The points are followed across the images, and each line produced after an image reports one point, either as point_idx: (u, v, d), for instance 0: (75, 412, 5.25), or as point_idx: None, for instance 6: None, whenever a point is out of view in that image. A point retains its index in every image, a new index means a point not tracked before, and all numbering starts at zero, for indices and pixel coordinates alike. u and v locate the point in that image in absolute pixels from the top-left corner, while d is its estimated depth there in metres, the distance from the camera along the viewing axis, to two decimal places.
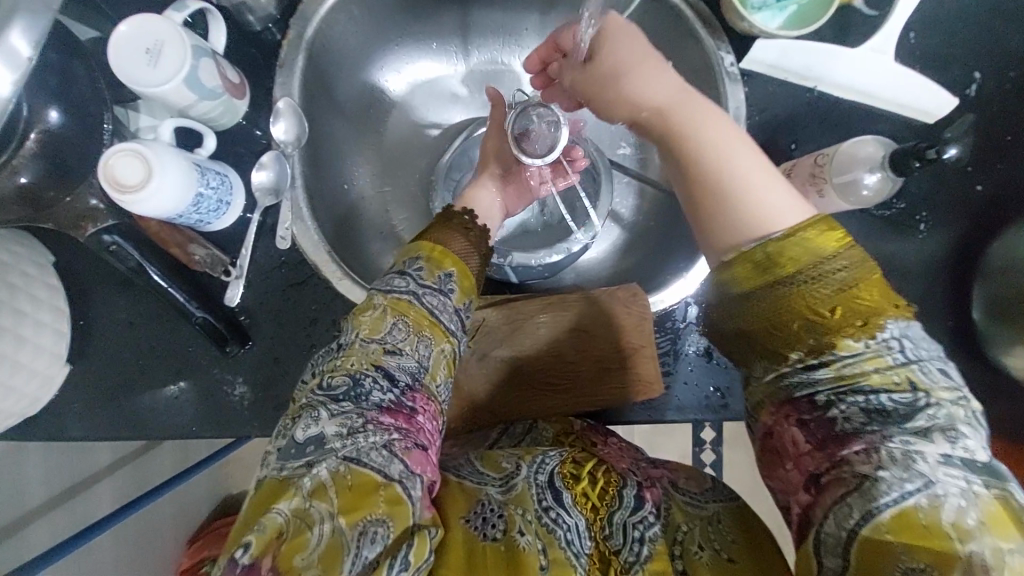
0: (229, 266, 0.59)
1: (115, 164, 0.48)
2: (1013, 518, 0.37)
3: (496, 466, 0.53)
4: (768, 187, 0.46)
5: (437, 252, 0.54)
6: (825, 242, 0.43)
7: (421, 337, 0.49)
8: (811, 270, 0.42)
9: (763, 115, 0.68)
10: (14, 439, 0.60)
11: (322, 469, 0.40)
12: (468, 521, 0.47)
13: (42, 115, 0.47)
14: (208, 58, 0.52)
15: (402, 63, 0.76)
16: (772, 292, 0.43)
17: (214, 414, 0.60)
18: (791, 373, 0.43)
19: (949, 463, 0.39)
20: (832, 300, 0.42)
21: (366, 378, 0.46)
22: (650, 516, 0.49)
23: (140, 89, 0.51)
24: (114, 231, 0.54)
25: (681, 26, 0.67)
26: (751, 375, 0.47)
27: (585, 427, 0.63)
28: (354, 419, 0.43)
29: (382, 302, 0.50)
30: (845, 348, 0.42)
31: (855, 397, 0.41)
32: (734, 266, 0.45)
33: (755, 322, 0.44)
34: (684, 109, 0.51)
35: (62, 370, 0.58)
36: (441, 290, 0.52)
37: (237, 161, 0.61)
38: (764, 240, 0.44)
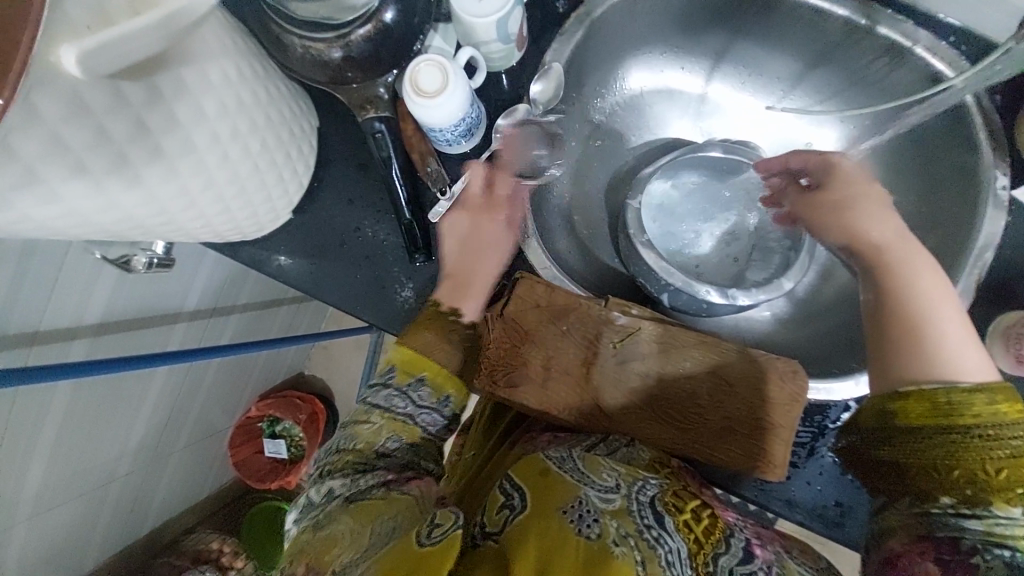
0: (445, 188, 0.65)
1: (420, 70, 0.54)
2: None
3: (599, 472, 0.51)
4: (958, 345, 0.45)
5: (441, 376, 0.60)
6: (1009, 410, 0.40)
7: (412, 443, 0.59)
8: (996, 428, 0.40)
9: (1017, 252, 0.62)
10: (224, 253, 0.70)
11: (337, 502, 0.52)
12: (567, 513, 0.45)
13: (382, 11, 0.54)
14: (519, 8, 0.58)
15: (657, 61, 0.78)
16: (940, 435, 0.41)
17: (380, 304, 0.67)
18: (940, 513, 0.41)
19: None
20: (1006, 461, 0.39)
21: (362, 463, 0.56)
22: (760, 573, 0.47)
23: (458, 15, 0.56)
24: (384, 122, 0.60)
25: (960, 130, 0.63)
26: (891, 504, 0.44)
27: (682, 470, 0.63)
28: (356, 477, 0.54)
29: (378, 419, 0.58)
30: (1003, 510, 0.39)
31: (1002, 551, 0.38)
32: (907, 398, 0.43)
33: (905, 459, 0.43)
34: (903, 257, 0.50)
35: (287, 216, 0.66)
36: (436, 409, 0.60)
37: (488, 102, 0.67)
38: (947, 386, 0.42)
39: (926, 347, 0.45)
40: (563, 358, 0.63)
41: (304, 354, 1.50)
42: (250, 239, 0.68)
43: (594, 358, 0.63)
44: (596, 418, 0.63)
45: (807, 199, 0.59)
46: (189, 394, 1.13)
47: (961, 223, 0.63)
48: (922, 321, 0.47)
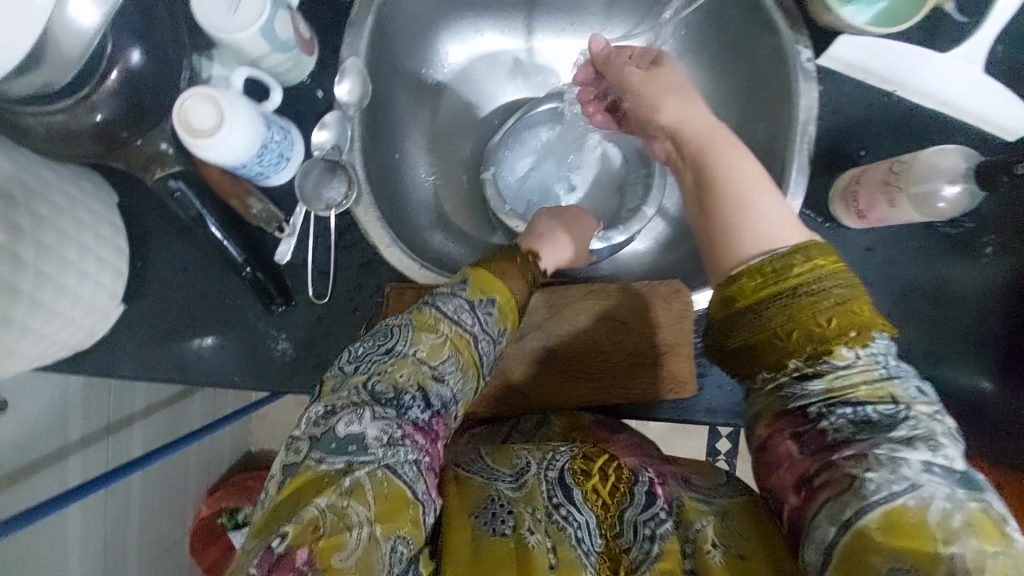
0: (282, 224, 0.60)
1: (189, 107, 0.49)
2: (996, 527, 0.34)
3: (507, 462, 0.52)
4: (767, 216, 0.45)
5: (510, 305, 0.54)
6: (825, 263, 0.42)
7: (466, 376, 0.49)
8: (813, 284, 0.42)
9: (835, 117, 0.66)
10: (66, 370, 0.63)
11: (361, 471, 0.41)
12: (478, 517, 0.46)
13: (125, 55, 0.49)
14: (285, 10, 0.52)
15: (468, 35, 0.74)
16: (775, 303, 0.42)
17: (256, 364, 0.62)
18: (789, 382, 0.42)
19: (930, 469, 0.36)
20: (828, 315, 0.41)
21: (407, 394, 0.46)
22: (661, 513, 0.46)
23: (218, 36, 0.50)
24: (179, 177, 0.55)
25: (759, 16, 0.64)
26: (751, 389, 0.45)
27: (593, 425, 0.63)
28: (393, 429, 0.44)
29: (448, 331, 0.49)
30: (839, 358, 0.40)
31: (845, 408, 0.39)
32: (739, 279, 0.44)
33: (749, 337, 0.43)
34: (716, 137, 0.50)
35: (117, 308, 0.60)
36: (495, 339, 0.52)
37: (300, 119, 0.62)
38: (769, 254, 0.43)
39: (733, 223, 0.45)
40: None
41: (241, 431, 1.41)
42: (89, 346, 0.62)
43: None
44: (512, 396, 0.65)
45: (636, 95, 0.57)
46: (120, 519, 1.02)
47: (785, 100, 0.65)
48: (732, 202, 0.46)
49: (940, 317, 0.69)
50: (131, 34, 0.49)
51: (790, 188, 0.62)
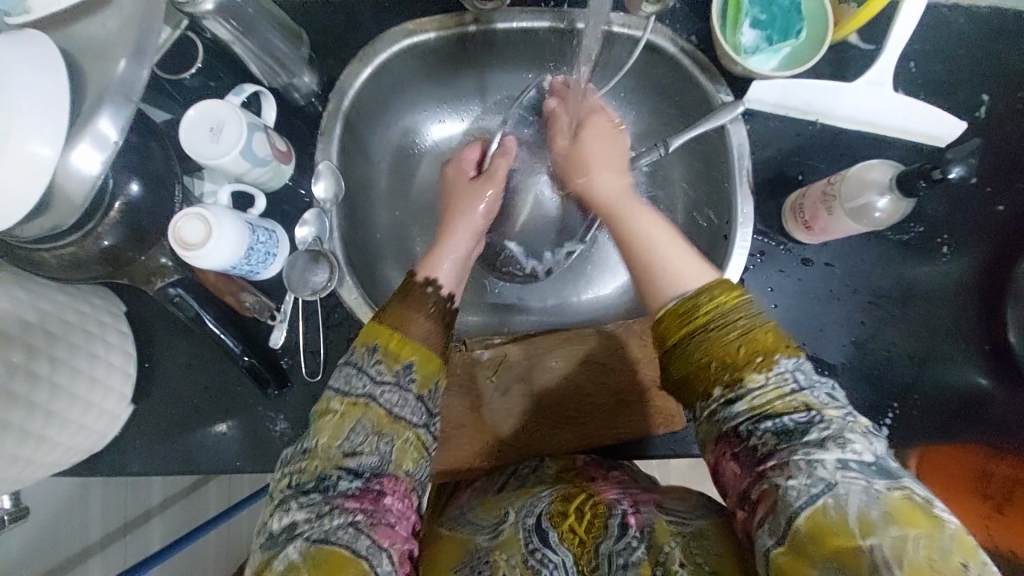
0: (274, 312, 0.66)
1: (182, 226, 0.56)
2: (919, 511, 0.40)
3: (492, 515, 0.56)
4: (682, 266, 0.54)
5: (394, 341, 0.55)
6: (725, 298, 0.50)
7: (382, 434, 0.52)
8: (722, 320, 0.49)
9: (768, 150, 0.71)
10: (84, 472, 0.68)
11: (292, 552, 0.45)
12: (458, 570, 0.51)
13: (125, 188, 0.55)
14: (260, 132, 0.61)
15: (426, 124, 0.81)
16: (693, 339, 0.50)
17: (259, 448, 0.67)
18: (719, 408, 0.48)
19: (846, 466, 0.42)
20: (736, 344, 0.48)
21: (332, 476, 0.50)
22: (635, 540, 0.49)
23: (204, 161, 0.59)
24: (179, 284, 0.61)
25: (681, 74, 0.70)
26: (694, 418, 0.51)
27: (587, 463, 0.63)
28: (321, 505, 0.48)
29: (340, 406, 0.53)
30: (753, 381, 0.47)
31: (768, 422, 0.45)
32: (663, 321, 0.52)
33: (680, 373, 0.50)
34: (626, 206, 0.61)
35: (127, 408, 0.65)
36: (398, 383, 0.54)
37: (284, 217, 0.70)
38: (683, 297, 0.52)
39: (653, 272, 0.54)
40: (456, 415, 0.67)
41: None
42: (103, 448, 0.67)
43: (480, 401, 0.67)
44: (506, 451, 0.67)
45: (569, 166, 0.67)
46: None
47: (718, 142, 0.70)
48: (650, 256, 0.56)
49: (915, 320, 0.69)
50: (128, 168, 0.56)
51: (739, 219, 0.67)
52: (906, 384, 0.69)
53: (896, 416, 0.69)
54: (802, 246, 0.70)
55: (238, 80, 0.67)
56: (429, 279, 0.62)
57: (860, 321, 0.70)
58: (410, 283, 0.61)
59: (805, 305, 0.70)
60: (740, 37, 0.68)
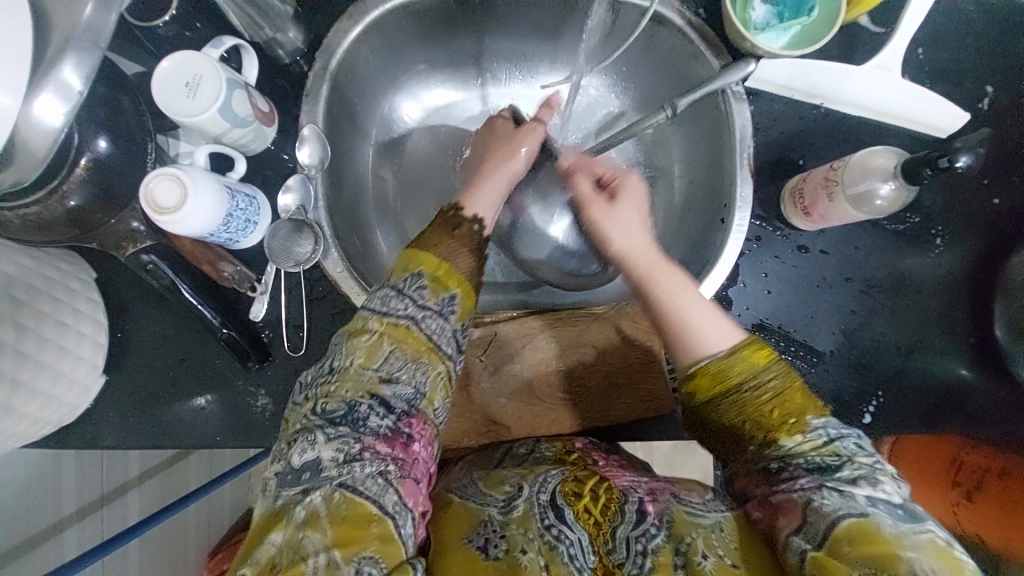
0: (255, 282, 0.63)
1: (154, 187, 0.52)
2: (952, 556, 0.41)
3: (499, 488, 0.54)
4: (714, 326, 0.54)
5: (442, 269, 0.54)
6: (756, 358, 0.51)
7: (418, 364, 0.51)
8: (754, 377, 0.51)
9: (771, 132, 0.70)
10: (54, 444, 0.65)
11: (316, 498, 0.43)
12: (471, 540, 0.49)
13: (92, 145, 0.51)
14: (240, 89, 0.57)
15: (419, 90, 0.77)
16: (726, 400, 0.51)
17: (238, 421, 0.65)
18: (752, 447, 0.50)
19: (877, 503, 0.44)
20: (770, 406, 0.50)
21: (361, 405, 0.48)
22: (653, 527, 0.49)
23: (178, 119, 0.55)
24: (151, 250, 0.58)
25: (687, 48, 0.68)
26: (728, 462, 0.54)
27: (588, 446, 0.62)
28: (351, 444, 0.46)
29: (377, 327, 0.51)
30: (788, 440, 0.49)
31: (799, 458, 0.48)
32: (694, 379, 0.52)
33: (710, 428, 0.52)
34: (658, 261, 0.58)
35: (99, 379, 0.62)
36: (441, 312, 0.53)
37: (266, 183, 0.66)
38: (716, 356, 0.52)
39: (683, 328, 0.54)
40: None
41: None
42: (73, 420, 0.64)
43: (468, 380, 0.66)
44: (492, 430, 0.66)
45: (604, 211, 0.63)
46: None
47: (720, 123, 0.68)
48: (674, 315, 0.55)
49: (906, 310, 0.70)
50: (95, 123, 0.51)
51: (738, 202, 0.65)
52: (892, 373, 0.70)
53: (879, 404, 0.69)
54: (799, 233, 0.69)
55: (216, 33, 0.62)
56: (473, 214, 0.60)
57: (852, 310, 0.70)
58: (452, 213, 0.59)
59: (798, 293, 0.70)
60: (750, 12, 0.67)
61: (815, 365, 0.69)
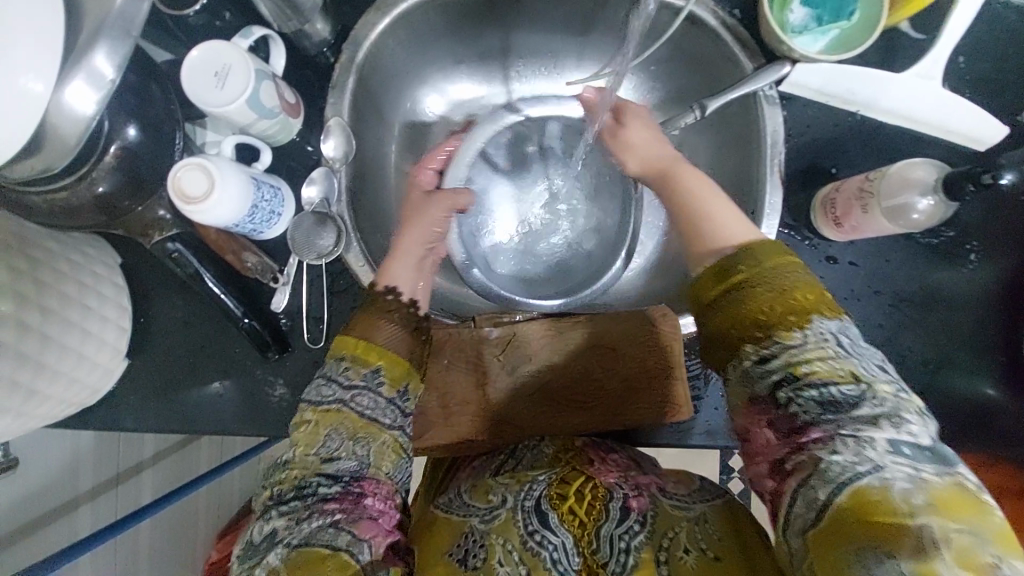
0: (277, 274, 0.64)
1: (182, 176, 0.52)
2: (968, 502, 0.37)
3: (485, 497, 0.55)
4: (726, 222, 0.52)
5: (361, 348, 0.53)
6: (767, 258, 0.47)
7: (358, 438, 0.50)
8: (757, 275, 0.46)
9: (803, 139, 0.68)
10: (75, 424, 0.66)
11: (273, 558, 0.45)
12: (451, 554, 0.51)
13: (122, 132, 0.51)
14: (268, 80, 0.56)
15: (444, 84, 0.76)
16: (732, 296, 0.47)
17: (255, 410, 0.66)
18: (752, 365, 0.44)
19: (897, 450, 0.39)
20: (775, 302, 0.45)
21: (307, 481, 0.48)
22: (635, 525, 0.49)
23: (208, 108, 0.55)
24: (177, 239, 0.58)
25: (720, 49, 0.66)
26: (725, 378, 0.47)
27: (587, 444, 0.63)
28: (300, 510, 0.47)
29: (312, 416, 0.51)
30: (791, 342, 0.43)
31: (810, 389, 0.41)
32: (702, 275, 0.49)
33: (712, 330, 0.48)
34: (676, 169, 0.59)
35: (121, 363, 0.63)
36: (369, 387, 0.52)
37: (290, 175, 0.66)
38: (724, 254, 0.49)
39: (693, 215, 0.54)
40: (459, 391, 0.66)
41: None
42: (95, 402, 0.65)
43: (485, 378, 0.66)
44: (507, 429, 0.66)
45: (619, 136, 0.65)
46: None
47: (750, 127, 0.67)
48: (687, 215, 0.54)
49: (934, 326, 0.68)
50: (126, 111, 0.52)
51: (767, 210, 0.64)
52: (916, 389, 0.68)
53: None
54: (828, 243, 0.68)
55: (245, 23, 0.62)
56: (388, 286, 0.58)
57: (878, 323, 0.68)
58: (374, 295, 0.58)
59: None
60: (787, 14, 0.65)
61: None
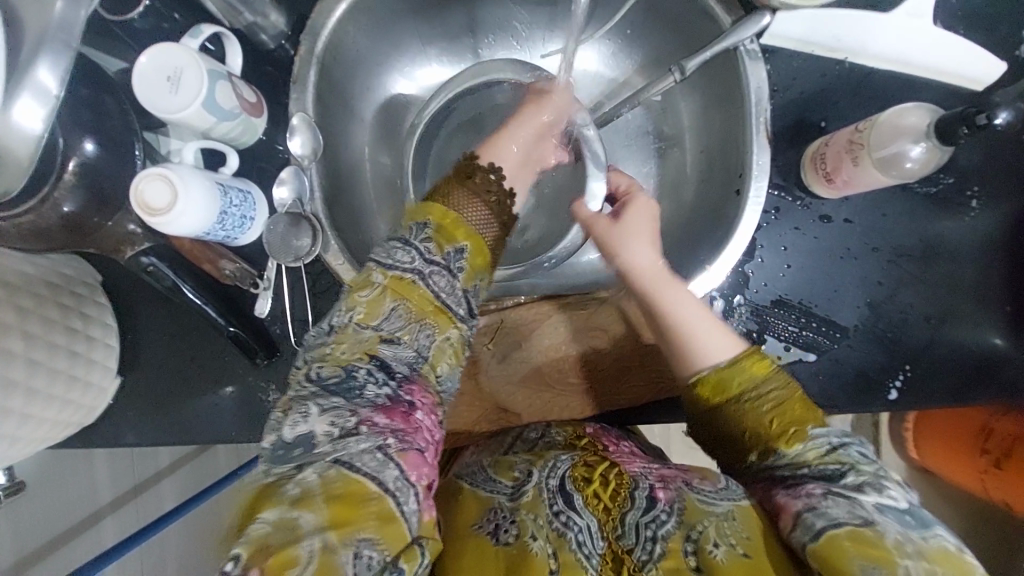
0: (257, 279, 0.63)
1: (144, 188, 0.51)
2: (952, 559, 0.40)
3: (509, 473, 0.53)
4: (713, 338, 0.54)
5: (448, 220, 0.53)
6: (759, 370, 0.51)
7: (422, 324, 0.51)
8: (754, 387, 0.51)
9: (789, 93, 0.65)
10: (78, 443, 0.67)
11: (308, 476, 0.41)
12: (481, 527, 0.48)
13: (79, 147, 0.50)
14: (224, 80, 0.55)
15: (412, 68, 0.73)
16: (728, 411, 0.51)
17: (252, 416, 0.66)
18: (755, 462, 0.50)
19: (884, 511, 0.43)
20: (770, 416, 0.49)
21: (359, 369, 0.47)
22: (663, 514, 0.47)
23: (164, 116, 0.53)
24: (150, 253, 0.57)
25: (694, 5, 0.63)
26: (732, 469, 0.53)
27: (596, 431, 0.61)
28: (347, 417, 0.44)
29: (382, 280, 0.50)
30: (791, 449, 0.48)
31: (806, 471, 0.47)
32: (697, 389, 0.53)
33: (712, 435, 0.52)
34: (666, 277, 0.58)
35: (114, 380, 0.63)
36: (448, 266, 0.52)
37: (261, 177, 0.65)
38: (717, 367, 0.52)
39: (688, 337, 0.54)
40: None
41: None
42: (94, 421, 0.65)
43: (476, 367, 0.66)
44: (503, 417, 0.66)
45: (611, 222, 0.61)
46: None
47: (732, 86, 0.64)
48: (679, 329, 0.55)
49: (938, 279, 0.65)
50: (80, 125, 0.50)
51: (754, 172, 0.61)
52: (921, 346, 0.66)
53: (907, 378, 0.66)
54: (821, 202, 0.65)
55: (197, 23, 0.60)
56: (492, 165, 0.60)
57: (878, 281, 0.66)
58: (469, 166, 0.59)
59: (818, 265, 0.66)
60: None
61: (839, 340, 0.66)
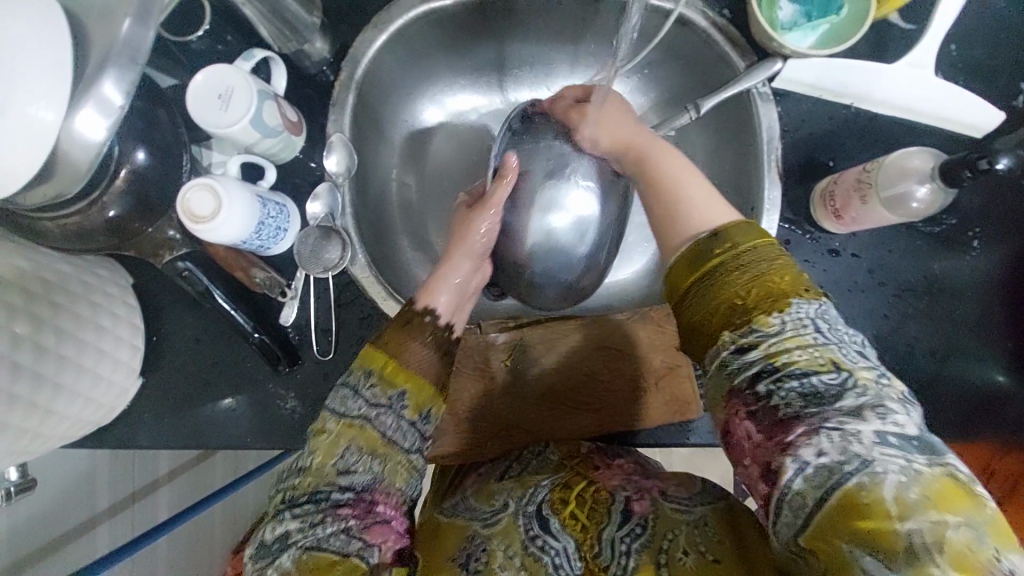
0: (285, 287, 0.65)
1: (190, 199, 0.54)
2: (962, 491, 0.35)
3: (488, 501, 0.57)
4: (709, 204, 0.49)
5: (389, 366, 0.51)
6: (752, 241, 0.45)
7: (376, 455, 0.49)
8: (735, 255, 0.45)
9: (799, 133, 0.69)
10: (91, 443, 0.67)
11: (285, 560, 0.45)
12: (456, 559, 0.52)
13: (130, 156, 0.53)
14: (270, 100, 0.58)
15: (441, 96, 0.77)
16: (702, 286, 0.45)
17: (267, 423, 0.66)
18: (728, 356, 0.42)
19: (884, 441, 0.36)
20: (748, 284, 0.43)
21: (322, 492, 0.47)
22: (637, 527, 0.50)
23: (213, 130, 0.56)
24: (187, 258, 0.60)
25: (710, 49, 0.67)
26: (703, 373, 0.45)
27: (592, 451, 0.62)
28: (313, 513, 0.46)
29: (333, 427, 0.49)
30: (765, 327, 0.41)
31: (790, 381, 0.39)
32: (675, 264, 0.47)
33: (688, 317, 0.46)
34: (652, 151, 0.55)
35: (136, 381, 0.64)
36: (392, 407, 0.50)
37: (294, 191, 0.68)
38: (698, 238, 0.47)
39: (679, 212, 0.49)
40: (467, 399, 0.67)
41: None
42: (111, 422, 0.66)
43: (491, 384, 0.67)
44: (513, 435, 0.67)
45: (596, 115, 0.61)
46: None
47: (745, 125, 0.68)
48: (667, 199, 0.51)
49: (942, 315, 0.68)
50: (134, 135, 0.53)
51: (765, 206, 0.64)
52: (927, 379, 0.68)
53: None
54: (830, 236, 0.68)
55: (247, 47, 0.64)
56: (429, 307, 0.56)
57: (884, 314, 0.68)
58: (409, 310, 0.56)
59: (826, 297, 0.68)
60: (776, 12, 0.66)
61: None
